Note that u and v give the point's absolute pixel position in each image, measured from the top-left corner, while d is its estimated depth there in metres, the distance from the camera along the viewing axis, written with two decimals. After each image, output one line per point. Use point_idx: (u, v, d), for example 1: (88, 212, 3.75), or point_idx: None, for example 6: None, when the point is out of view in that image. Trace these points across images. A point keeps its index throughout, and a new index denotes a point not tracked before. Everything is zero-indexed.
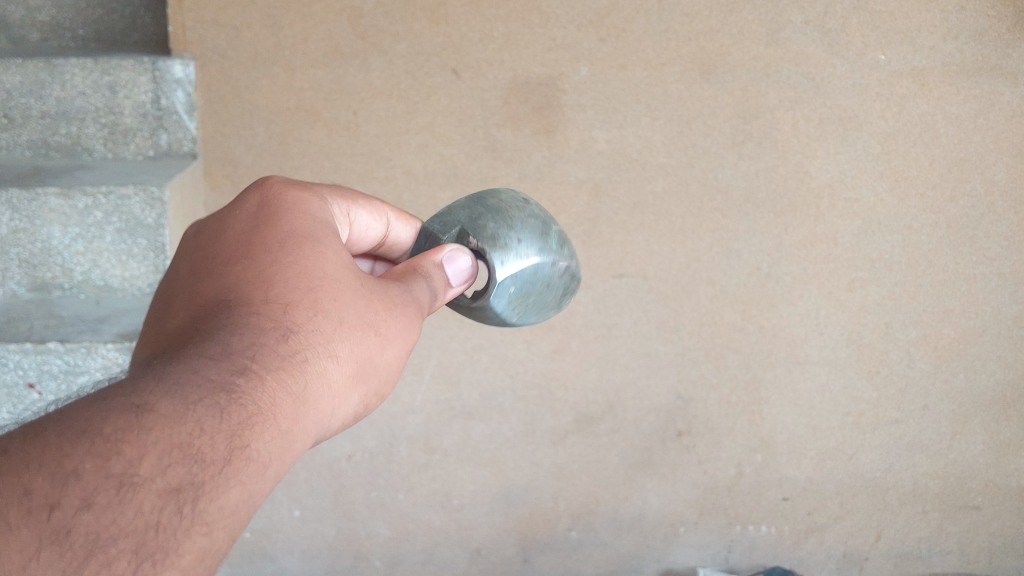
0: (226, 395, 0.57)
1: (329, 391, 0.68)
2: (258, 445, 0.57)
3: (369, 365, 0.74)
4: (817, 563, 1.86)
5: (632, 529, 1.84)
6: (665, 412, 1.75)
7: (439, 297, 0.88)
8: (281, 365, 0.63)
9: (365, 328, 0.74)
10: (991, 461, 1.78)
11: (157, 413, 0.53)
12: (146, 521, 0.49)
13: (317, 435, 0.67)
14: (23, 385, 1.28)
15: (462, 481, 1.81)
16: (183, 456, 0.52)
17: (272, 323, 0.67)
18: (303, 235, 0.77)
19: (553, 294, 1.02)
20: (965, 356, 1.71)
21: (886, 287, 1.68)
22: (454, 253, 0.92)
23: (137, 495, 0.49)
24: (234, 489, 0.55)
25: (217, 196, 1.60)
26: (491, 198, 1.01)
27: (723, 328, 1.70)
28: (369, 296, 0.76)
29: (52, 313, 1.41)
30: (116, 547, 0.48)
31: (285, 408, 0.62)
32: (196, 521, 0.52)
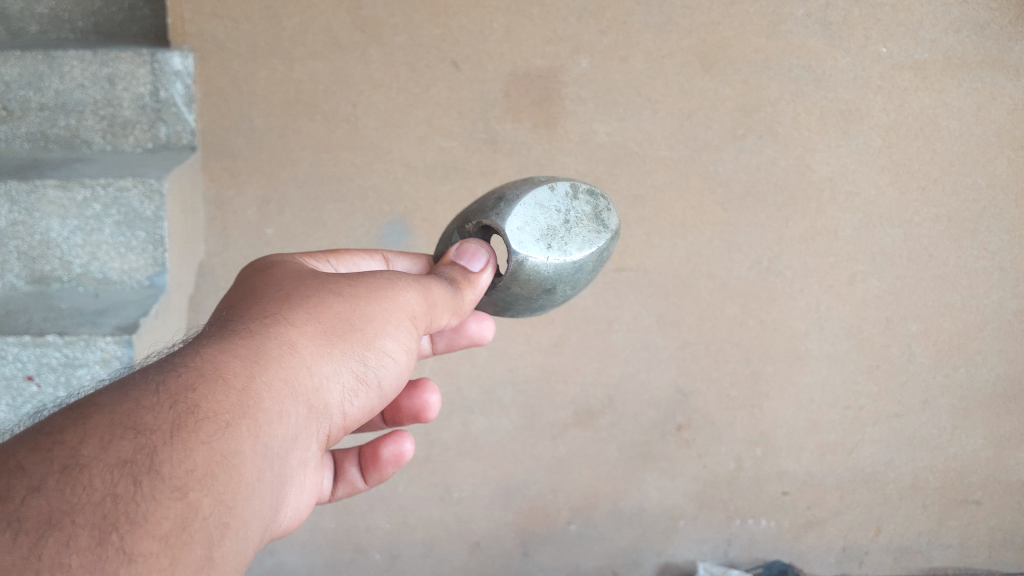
0: (163, 378, 0.63)
1: (293, 356, 0.72)
2: (205, 404, 0.62)
3: (341, 329, 0.77)
4: (817, 557, 1.87)
5: (632, 522, 1.84)
6: (666, 405, 1.75)
7: (457, 284, 0.90)
8: (227, 350, 0.69)
9: (325, 302, 0.78)
10: (992, 455, 1.78)
11: (97, 410, 0.58)
12: (101, 492, 0.52)
13: (296, 397, 0.71)
14: (23, 377, 1.27)
15: (462, 475, 1.80)
16: (129, 434, 0.57)
17: (222, 331, 0.73)
18: (257, 279, 0.85)
19: (588, 220, 0.96)
20: (967, 350, 1.71)
21: (887, 281, 1.67)
22: (461, 248, 0.94)
23: (84, 474, 0.53)
24: (196, 450, 0.59)
25: (216, 188, 1.61)
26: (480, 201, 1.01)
27: (723, 322, 1.70)
28: (325, 284, 0.81)
29: (52, 304, 1.40)
30: (73, 523, 0.50)
31: (235, 373, 0.67)
32: (159, 487, 0.54)
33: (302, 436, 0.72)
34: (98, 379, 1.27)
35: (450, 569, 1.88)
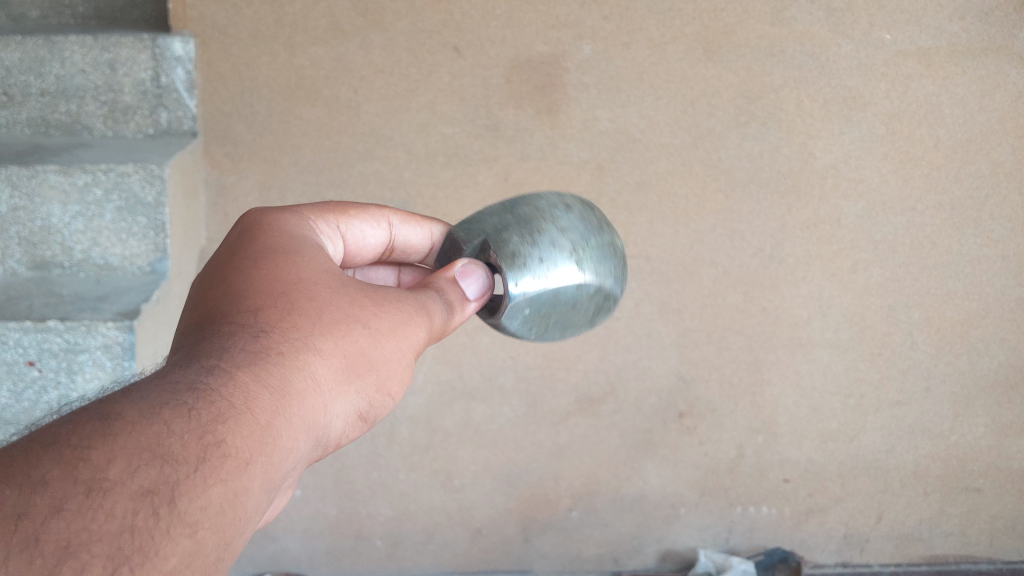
0: (193, 393, 0.56)
1: (315, 387, 0.66)
2: (233, 438, 0.56)
3: (361, 359, 0.71)
4: (818, 544, 1.87)
5: (632, 510, 1.85)
6: (667, 392, 1.75)
7: (455, 306, 0.85)
8: (255, 366, 0.62)
9: (352, 323, 0.71)
10: (993, 443, 1.78)
11: (122, 419, 0.51)
12: (121, 523, 0.47)
13: (308, 432, 0.65)
14: (24, 363, 1.27)
15: (463, 462, 1.80)
16: (154, 456, 0.51)
17: (246, 330, 0.65)
18: (277, 250, 0.75)
19: (586, 316, 0.95)
20: (969, 338, 1.71)
21: (890, 269, 1.67)
22: (467, 267, 0.90)
23: (107, 499, 0.47)
24: (214, 486, 0.53)
25: (217, 174, 1.60)
26: (526, 208, 0.95)
27: (725, 310, 1.69)
28: (352, 292, 0.74)
29: (53, 289, 1.39)
30: (91, 552, 0.45)
31: (263, 403, 0.60)
32: (177, 522, 0.50)
33: (299, 470, 0.66)
34: (99, 365, 1.27)
35: (451, 555, 1.89)
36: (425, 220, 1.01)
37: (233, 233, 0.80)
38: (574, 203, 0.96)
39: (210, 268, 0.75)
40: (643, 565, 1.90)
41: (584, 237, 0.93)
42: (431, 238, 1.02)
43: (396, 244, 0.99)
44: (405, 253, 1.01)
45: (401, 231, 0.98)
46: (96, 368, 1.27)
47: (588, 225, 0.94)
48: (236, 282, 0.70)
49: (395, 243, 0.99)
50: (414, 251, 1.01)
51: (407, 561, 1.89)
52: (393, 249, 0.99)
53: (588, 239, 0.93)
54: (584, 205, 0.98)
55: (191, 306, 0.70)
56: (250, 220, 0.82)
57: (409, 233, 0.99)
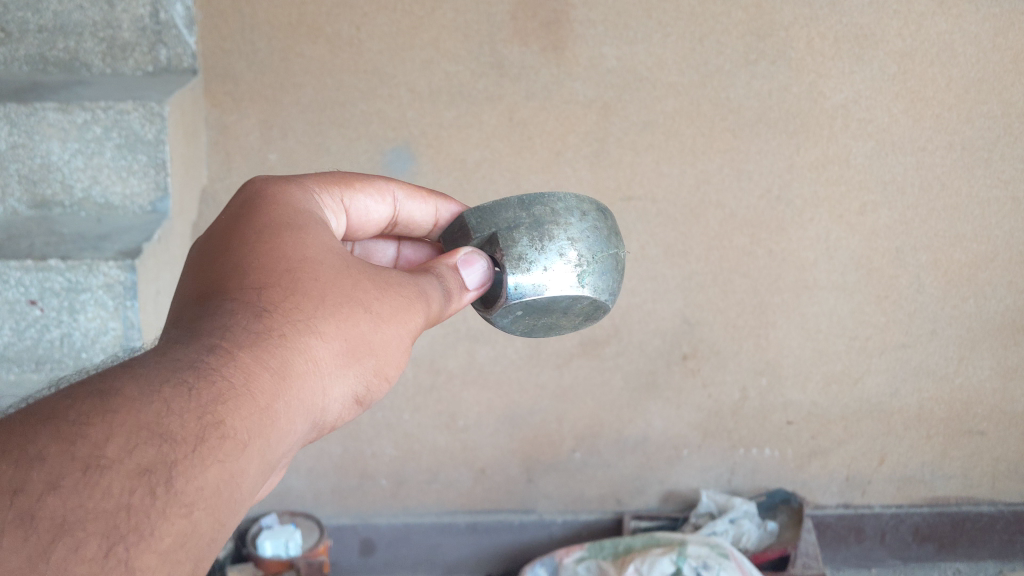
0: (195, 373, 0.56)
1: (313, 371, 0.66)
2: (232, 421, 0.56)
3: (361, 343, 0.71)
4: (820, 485, 1.89)
5: (635, 451, 1.86)
6: (672, 335, 1.74)
7: (452, 295, 0.84)
8: (256, 346, 0.61)
9: (353, 306, 0.71)
10: (998, 386, 1.78)
11: (122, 395, 0.51)
12: (118, 502, 0.47)
13: (303, 414, 0.65)
14: (25, 302, 1.26)
15: (467, 404, 1.80)
16: (153, 435, 0.50)
17: (249, 307, 0.64)
18: (283, 223, 0.74)
19: (574, 319, 0.97)
20: (976, 280, 1.70)
21: (898, 210, 1.65)
22: (470, 256, 0.89)
23: (104, 477, 0.47)
24: (212, 467, 0.53)
25: (218, 113, 1.59)
26: (542, 206, 0.91)
27: (732, 252, 1.68)
28: (356, 274, 0.73)
29: (53, 228, 1.38)
30: (86, 529, 0.46)
31: (261, 386, 0.60)
32: (174, 501, 0.50)
33: (292, 451, 0.67)
34: (101, 305, 1.27)
35: (456, 495, 1.91)
36: (433, 195, 0.99)
37: (238, 200, 0.79)
38: (590, 207, 0.93)
39: (213, 237, 0.73)
40: (645, 505, 1.92)
41: (592, 250, 0.91)
42: (436, 215, 1.00)
43: (399, 219, 0.98)
44: (408, 227, 1.00)
45: (405, 205, 0.97)
46: (98, 309, 1.27)
47: (598, 235, 0.92)
48: (240, 256, 0.69)
49: (398, 218, 0.97)
50: (417, 227, 1.00)
51: (412, 501, 1.91)
52: (396, 223, 0.98)
53: (595, 253, 0.91)
54: (599, 208, 0.95)
55: (193, 277, 0.69)
56: (256, 188, 0.80)
57: (414, 209, 0.98)
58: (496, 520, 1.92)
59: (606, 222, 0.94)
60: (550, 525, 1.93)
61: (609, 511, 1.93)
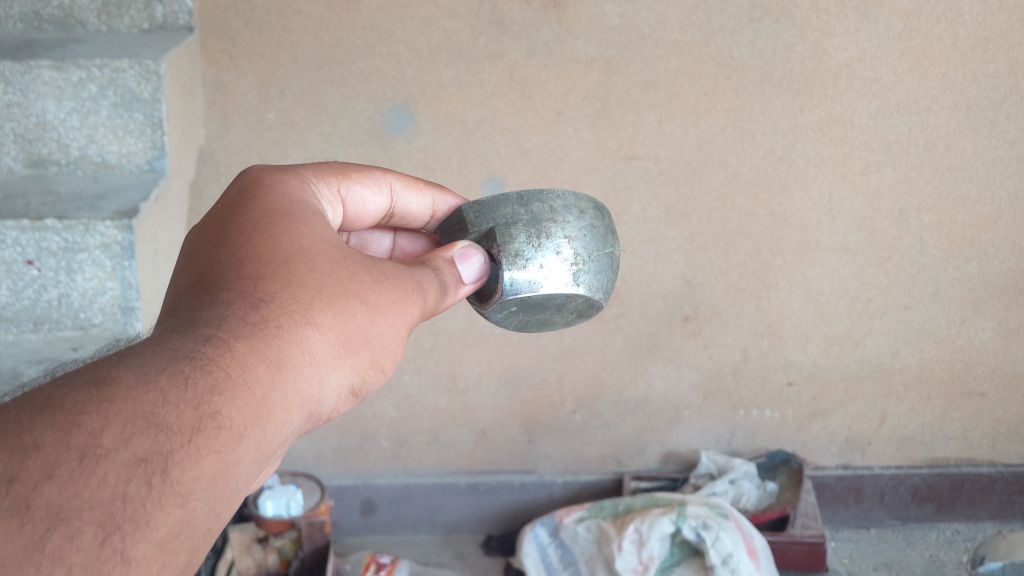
0: (190, 363, 0.54)
1: (310, 362, 0.64)
2: (228, 412, 0.54)
3: (360, 334, 0.69)
4: (820, 446, 1.90)
5: (636, 412, 1.86)
6: (673, 296, 1.73)
7: (448, 288, 0.82)
8: (253, 335, 0.60)
9: (353, 295, 0.69)
10: (1000, 347, 1.78)
11: (117, 384, 0.50)
12: (113, 492, 0.47)
13: (300, 405, 0.63)
14: (22, 262, 1.25)
15: (468, 365, 1.80)
16: (149, 425, 0.49)
17: (246, 294, 0.62)
18: (281, 212, 0.72)
19: (569, 313, 0.97)
20: (979, 242, 1.69)
21: (902, 170, 1.64)
22: (467, 250, 0.87)
23: (100, 467, 0.47)
24: (208, 457, 0.52)
25: (215, 71, 1.55)
26: (540, 202, 0.90)
27: (734, 213, 1.66)
28: (356, 263, 0.71)
29: (50, 188, 1.37)
30: (82, 518, 0.45)
31: (258, 376, 0.58)
32: (169, 492, 0.49)
33: (289, 442, 0.65)
34: (99, 265, 1.26)
35: (456, 456, 1.91)
36: (430, 187, 0.98)
37: (236, 188, 0.77)
38: (589, 204, 0.92)
39: (210, 224, 0.71)
40: (645, 466, 1.93)
41: (588, 249, 0.90)
42: (434, 206, 0.99)
43: (396, 210, 0.96)
44: (405, 219, 0.98)
45: (403, 197, 0.95)
46: (96, 268, 1.26)
47: (594, 234, 0.91)
48: (237, 243, 0.67)
49: (395, 210, 0.96)
50: (414, 220, 0.99)
51: (413, 461, 1.91)
52: (393, 215, 0.97)
53: (591, 251, 0.91)
54: (598, 205, 0.93)
55: (189, 265, 0.67)
56: (254, 177, 0.78)
57: (412, 200, 0.96)
58: (496, 480, 1.93)
59: (604, 219, 0.93)
60: (550, 486, 1.94)
61: (609, 471, 1.93)
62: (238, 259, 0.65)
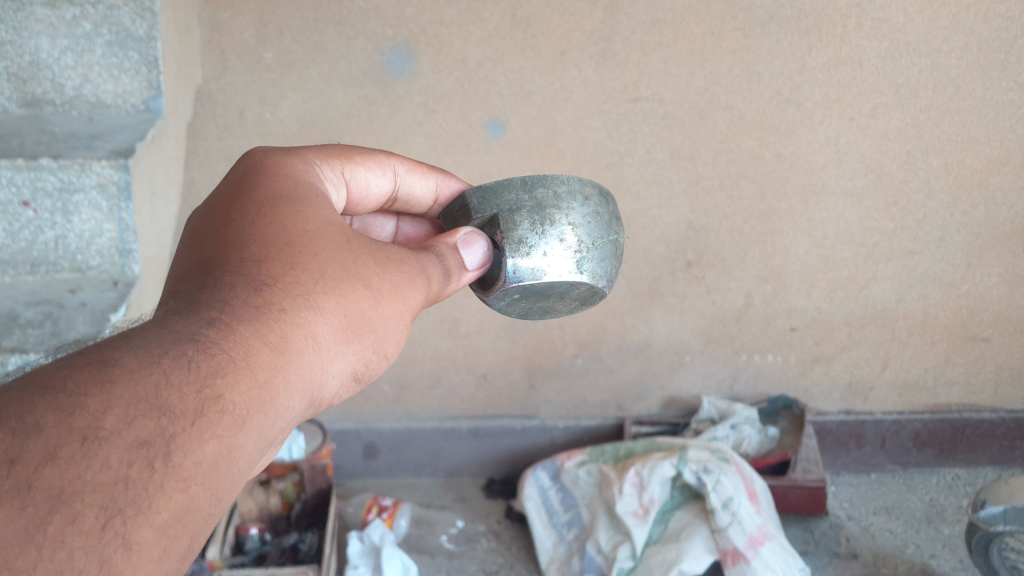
0: (194, 345, 0.49)
1: (314, 347, 0.59)
2: (232, 396, 0.50)
3: (361, 319, 0.64)
4: (822, 391, 1.89)
5: (638, 357, 1.85)
6: (676, 241, 1.71)
7: (452, 273, 0.78)
8: (256, 316, 0.55)
9: (355, 280, 0.64)
10: (1005, 293, 1.77)
11: (120, 364, 0.45)
12: (116, 474, 0.42)
13: (303, 393, 0.58)
14: (18, 203, 1.23)
15: (470, 310, 1.79)
16: (153, 407, 0.45)
17: (248, 277, 0.57)
18: (284, 197, 0.67)
19: (572, 302, 0.93)
20: (987, 186, 1.66)
21: (910, 114, 1.61)
22: (470, 236, 0.82)
23: (102, 449, 0.42)
24: (212, 442, 0.47)
25: (211, 10, 1.50)
26: (545, 187, 0.85)
27: (739, 156, 1.64)
28: (358, 248, 0.67)
29: (45, 128, 1.34)
30: (84, 501, 0.40)
31: (262, 359, 0.53)
32: (173, 476, 0.44)
33: (288, 433, 0.60)
34: (95, 206, 1.24)
35: (457, 400, 1.91)
36: (434, 170, 0.94)
37: (235, 173, 0.72)
38: (594, 190, 0.87)
39: (209, 211, 0.66)
40: (646, 411, 1.93)
41: (593, 236, 0.86)
42: (438, 191, 0.94)
43: (399, 194, 0.92)
44: (408, 203, 0.94)
45: (407, 181, 0.91)
46: (92, 210, 1.24)
47: (599, 221, 0.86)
48: (237, 227, 0.62)
49: (398, 195, 0.92)
50: (418, 204, 0.94)
51: (414, 406, 1.91)
52: (396, 199, 0.92)
53: (596, 239, 0.86)
54: (602, 192, 0.89)
55: (185, 251, 0.62)
56: (256, 160, 0.73)
57: (416, 184, 0.92)
58: (498, 425, 1.93)
59: (609, 205, 0.89)
60: (552, 431, 1.94)
61: (610, 416, 1.93)
62: (239, 242, 0.61)
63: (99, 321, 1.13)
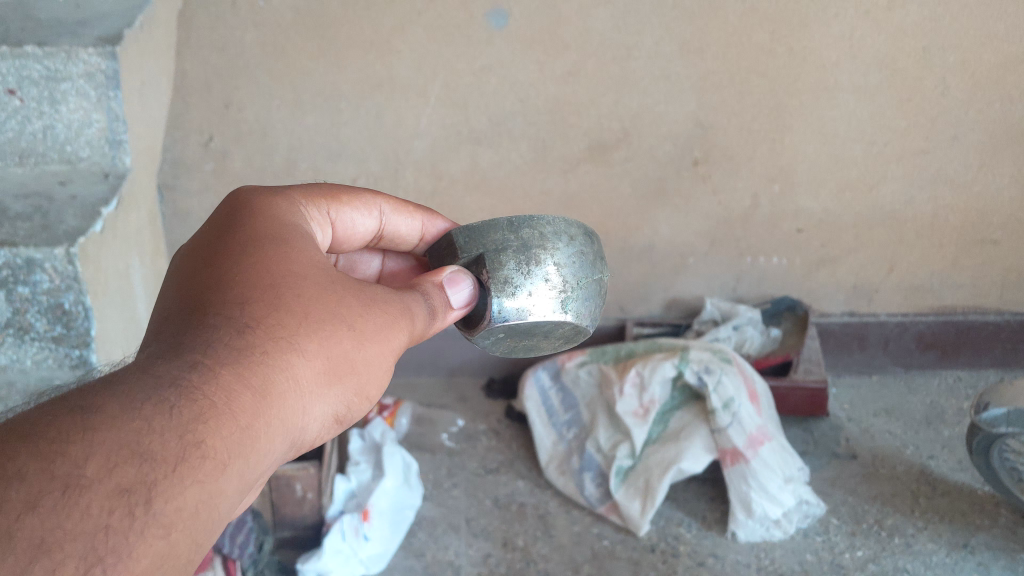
0: (175, 391, 0.52)
1: (297, 390, 0.60)
2: (211, 443, 0.52)
3: (344, 361, 0.64)
4: (826, 294, 1.88)
5: (641, 259, 1.83)
6: (684, 139, 1.67)
7: (438, 313, 0.77)
8: (239, 360, 0.57)
9: (342, 321, 0.65)
10: (1017, 194, 1.73)
11: (102, 413, 0.48)
12: (96, 522, 0.45)
13: (287, 434, 0.60)
14: (3, 92, 1.18)
15: (471, 210, 1.74)
16: (133, 454, 0.48)
17: (231, 318, 0.59)
18: (273, 237, 0.68)
19: (557, 341, 0.91)
20: (1004, 84, 1.62)
21: (930, 8, 1.54)
22: (456, 275, 0.82)
23: (83, 497, 0.45)
24: (192, 487, 0.50)
25: None
26: (530, 228, 0.83)
27: (750, 50, 1.57)
28: (345, 288, 0.67)
29: (29, 16, 1.27)
30: (64, 550, 0.44)
31: (243, 405, 0.55)
32: (151, 522, 0.47)
33: (273, 472, 0.62)
34: (84, 96, 1.20)
35: None
36: (421, 210, 0.92)
37: (227, 212, 0.72)
38: (579, 230, 0.86)
39: (197, 250, 0.68)
40: (647, 312, 1.92)
41: (577, 276, 0.85)
42: (424, 230, 0.93)
43: (385, 233, 0.91)
44: (393, 242, 0.93)
45: (393, 221, 0.90)
46: (80, 100, 1.20)
47: (584, 262, 0.86)
48: (223, 265, 0.64)
49: (384, 234, 0.91)
50: (404, 244, 0.94)
51: None
52: (382, 238, 0.92)
53: (581, 278, 0.85)
54: (587, 230, 0.88)
55: (173, 291, 0.64)
56: (246, 202, 0.74)
57: (401, 224, 0.91)
58: None
59: (593, 245, 0.87)
60: None
61: (612, 318, 1.92)
62: (226, 282, 0.62)
63: (90, 215, 1.11)
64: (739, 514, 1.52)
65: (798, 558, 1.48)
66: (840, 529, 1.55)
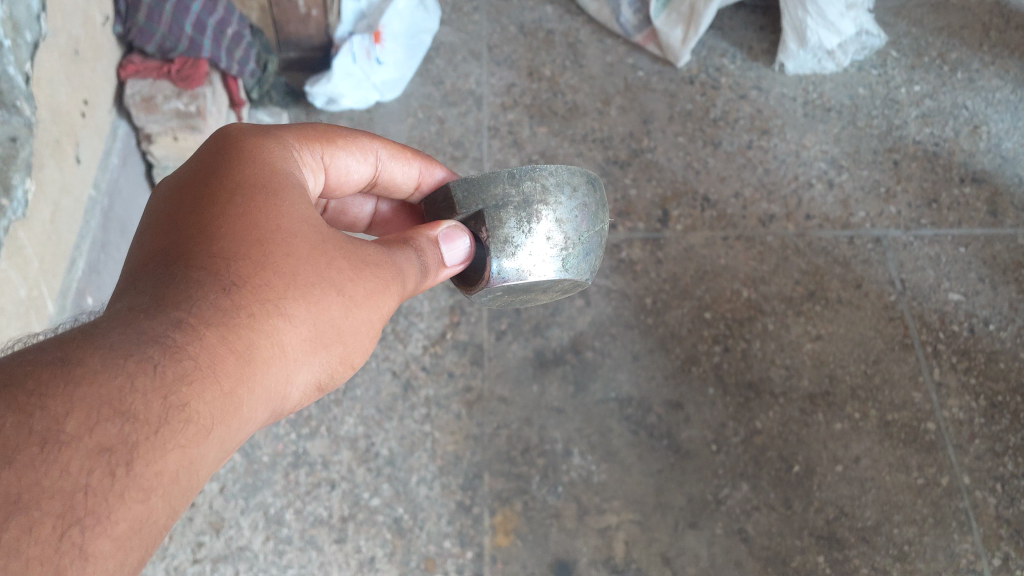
0: (159, 352, 0.44)
1: (281, 359, 0.51)
2: (197, 410, 0.44)
3: (330, 331, 0.54)
4: None
5: None
6: None
7: (429, 272, 0.64)
8: (224, 319, 0.48)
9: (330, 283, 0.54)
10: None
11: (82, 364, 0.41)
12: (75, 482, 0.38)
13: (265, 407, 0.51)
14: None
15: None
16: (116, 412, 0.41)
17: (215, 274, 0.50)
18: (265, 176, 0.57)
19: (552, 295, 0.79)
20: None
21: None
22: (453, 230, 0.66)
23: (62, 454, 0.38)
24: (176, 451, 0.43)
25: None
26: (532, 179, 0.68)
27: None
28: (336, 245, 0.56)
29: None
30: (41, 509, 0.37)
31: (228, 372, 0.47)
32: (133, 487, 0.40)
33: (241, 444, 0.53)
34: None
35: None
36: (419, 155, 0.75)
37: (204, 149, 0.60)
38: (584, 178, 0.70)
39: (181, 183, 0.56)
40: None
41: (581, 230, 0.70)
42: (420, 178, 0.76)
43: (378, 179, 0.73)
44: (386, 189, 0.75)
45: (391, 168, 0.72)
46: None
47: (587, 215, 0.71)
48: (206, 207, 0.53)
49: (378, 181, 0.73)
50: (398, 191, 0.76)
51: None
52: (374, 184, 0.74)
53: (585, 233, 0.71)
54: (591, 176, 0.72)
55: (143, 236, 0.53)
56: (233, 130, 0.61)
57: (398, 171, 0.73)
58: None
59: (597, 191, 0.72)
60: None
61: None
62: (208, 228, 0.52)
63: None
64: (790, 44, 1.39)
65: (848, 94, 1.38)
66: (898, 63, 1.42)
